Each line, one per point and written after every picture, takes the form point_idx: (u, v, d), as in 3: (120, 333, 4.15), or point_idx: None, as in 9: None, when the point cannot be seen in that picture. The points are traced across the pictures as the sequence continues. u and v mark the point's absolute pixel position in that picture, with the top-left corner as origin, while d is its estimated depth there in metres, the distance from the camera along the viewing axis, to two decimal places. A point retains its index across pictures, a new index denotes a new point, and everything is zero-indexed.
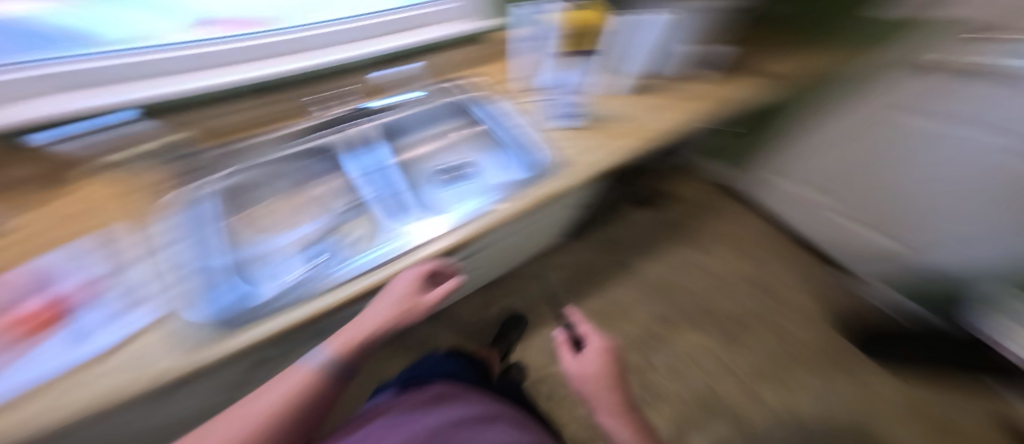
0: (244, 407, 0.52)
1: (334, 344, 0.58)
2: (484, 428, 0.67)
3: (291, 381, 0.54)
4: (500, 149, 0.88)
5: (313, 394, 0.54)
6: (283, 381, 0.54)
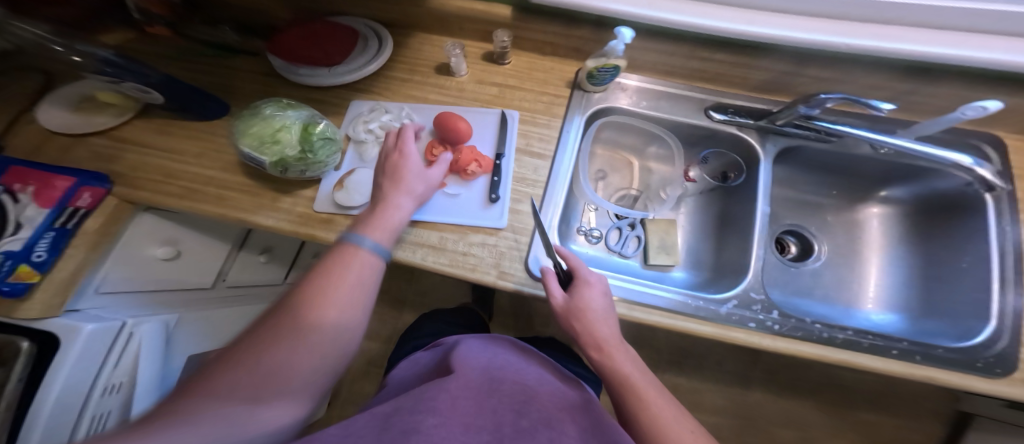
0: (291, 313, 0.41)
1: (373, 231, 0.47)
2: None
3: (344, 267, 0.44)
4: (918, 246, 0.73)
5: (375, 295, 0.46)
6: (330, 304, 0.42)
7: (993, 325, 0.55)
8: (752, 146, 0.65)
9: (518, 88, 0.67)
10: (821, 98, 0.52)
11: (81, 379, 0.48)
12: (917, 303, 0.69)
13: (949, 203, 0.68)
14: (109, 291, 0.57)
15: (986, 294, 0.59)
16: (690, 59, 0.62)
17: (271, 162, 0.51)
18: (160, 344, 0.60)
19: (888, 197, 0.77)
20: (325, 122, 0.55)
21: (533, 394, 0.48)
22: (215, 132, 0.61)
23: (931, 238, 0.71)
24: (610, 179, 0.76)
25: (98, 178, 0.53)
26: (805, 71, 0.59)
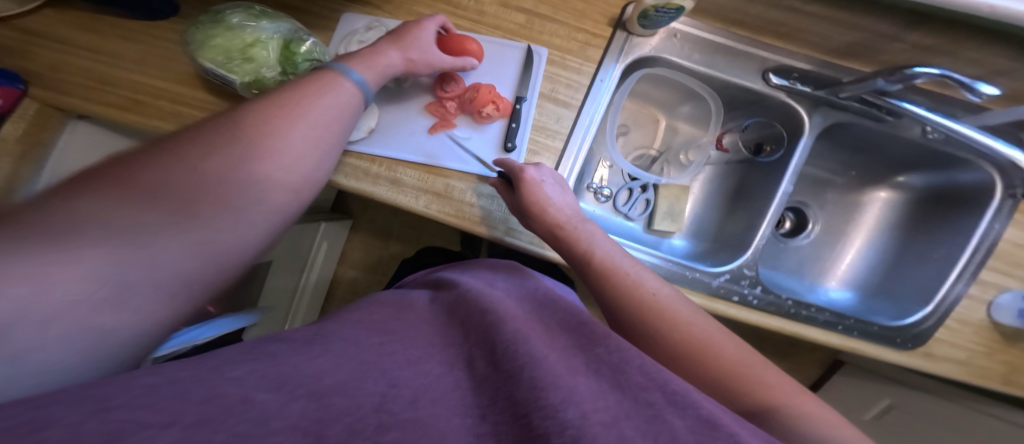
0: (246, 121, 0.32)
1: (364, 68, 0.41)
2: (485, 370, 0.26)
3: (320, 90, 0.37)
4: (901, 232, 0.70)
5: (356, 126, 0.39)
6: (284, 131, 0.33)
7: (928, 308, 0.56)
8: (801, 117, 0.58)
9: (551, 19, 0.56)
10: (913, 72, 0.46)
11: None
12: (872, 283, 0.67)
13: (958, 198, 0.62)
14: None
15: (940, 283, 0.58)
16: (769, 10, 0.52)
17: (242, 83, 0.40)
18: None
19: (902, 184, 0.69)
20: (314, 40, 0.44)
21: (488, 290, 0.35)
22: (169, 39, 0.46)
23: (921, 227, 0.66)
24: (629, 135, 0.69)
25: (5, 75, 0.41)
26: (905, 37, 0.51)
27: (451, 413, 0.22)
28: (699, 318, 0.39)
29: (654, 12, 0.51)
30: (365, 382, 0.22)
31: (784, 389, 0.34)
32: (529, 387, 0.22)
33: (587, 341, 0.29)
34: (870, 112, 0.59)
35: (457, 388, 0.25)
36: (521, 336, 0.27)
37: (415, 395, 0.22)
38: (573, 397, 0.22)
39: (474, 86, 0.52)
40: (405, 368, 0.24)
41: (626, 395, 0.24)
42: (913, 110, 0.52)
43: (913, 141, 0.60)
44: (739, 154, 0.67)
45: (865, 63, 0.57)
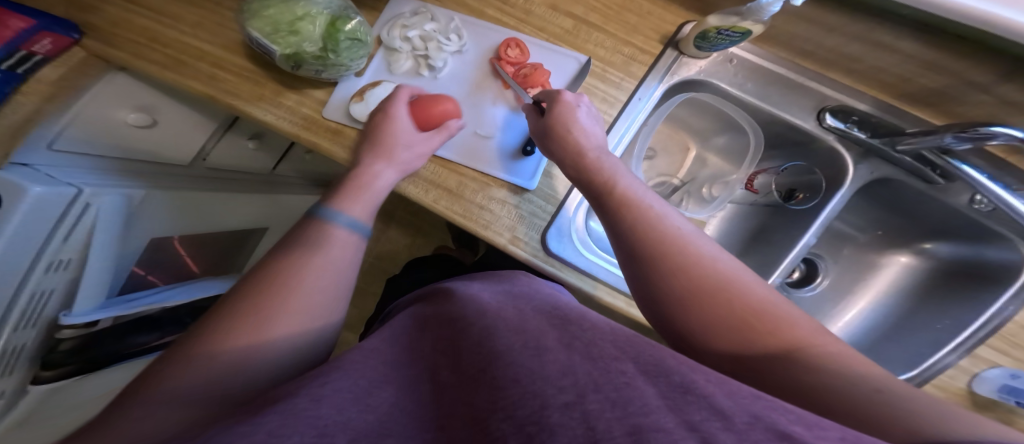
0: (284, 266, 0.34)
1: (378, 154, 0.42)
2: (447, 379, 0.26)
3: (334, 223, 0.38)
4: (925, 296, 0.63)
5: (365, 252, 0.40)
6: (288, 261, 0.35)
7: (909, 372, 0.53)
8: (846, 167, 0.56)
9: (599, 28, 0.54)
10: (990, 131, 0.40)
11: (20, 253, 0.39)
12: (868, 344, 0.63)
13: (980, 273, 0.57)
14: (64, 149, 0.45)
15: (931, 351, 0.54)
16: (849, 44, 0.48)
17: (282, 55, 0.39)
18: (120, 221, 0.49)
19: (927, 252, 0.64)
20: (360, 18, 0.43)
21: (459, 297, 0.35)
22: (222, 6, 0.47)
23: (935, 298, 0.62)
24: (655, 160, 0.67)
25: (64, 24, 0.44)
26: (994, 90, 0.46)
27: (411, 432, 0.22)
28: (721, 259, 0.35)
29: (716, 34, 0.48)
30: (294, 432, 0.18)
31: (815, 336, 0.30)
32: (486, 392, 0.22)
33: (557, 323, 0.28)
34: (922, 170, 0.53)
35: (418, 402, 0.25)
36: (485, 333, 0.27)
37: (370, 420, 0.21)
38: (527, 390, 0.21)
39: (534, 64, 0.51)
40: (355, 399, 0.23)
41: (592, 365, 0.22)
42: (971, 174, 0.47)
43: (958, 209, 0.55)
44: (769, 197, 0.63)
45: (935, 113, 0.53)
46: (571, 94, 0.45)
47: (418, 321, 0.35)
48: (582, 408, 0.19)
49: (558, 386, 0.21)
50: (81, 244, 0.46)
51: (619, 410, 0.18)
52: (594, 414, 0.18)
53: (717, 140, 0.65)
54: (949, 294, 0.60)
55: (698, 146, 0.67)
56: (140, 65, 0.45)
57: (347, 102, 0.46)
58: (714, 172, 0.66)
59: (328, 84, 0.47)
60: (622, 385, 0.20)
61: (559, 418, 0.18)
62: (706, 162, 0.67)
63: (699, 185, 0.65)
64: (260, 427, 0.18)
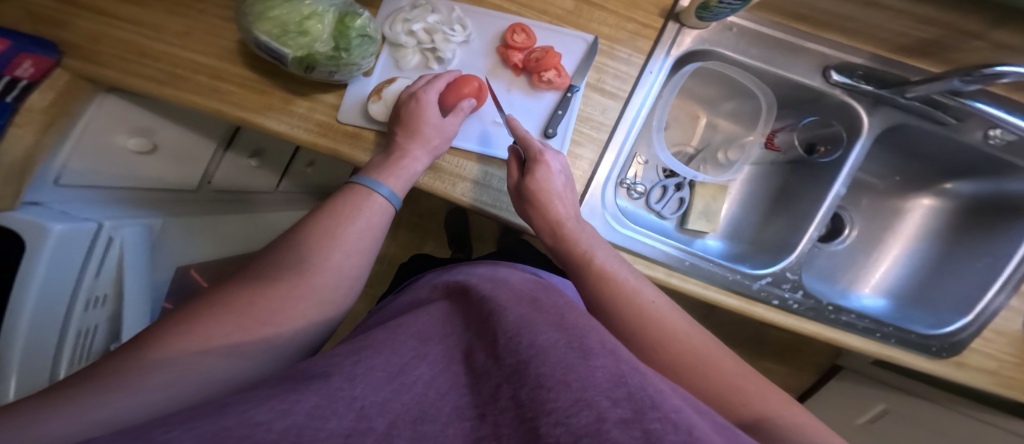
0: (302, 250, 0.37)
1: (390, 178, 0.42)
2: (487, 366, 0.25)
3: (355, 210, 0.40)
4: (951, 239, 0.67)
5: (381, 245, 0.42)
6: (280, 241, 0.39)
7: (966, 318, 0.55)
8: (859, 116, 0.56)
9: (600, 7, 0.53)
10: (996, 71, 0.40)
11: (60, 291, 0.40)
12: (907, 291, 0.66)
13: (1006, 206, 0.60)
14: (70, 183, 0.46)
15: (979, 292, 0.57)
16: (842, 4, 0.49)
17: (293, 57, 0.40)
18: (146, 253, 0.51)
19: (949, 191, 0.68)
20: (366, 15, 0.43)
21: (490, 283, 0.36)
22: (208, 15, 0.45)
23: (963, 236, 0.65)
24: (669, 130, 0.68)
25: (41, 44, 0.41)
26: (987, 35, 0.47)
27: (447, 417, 0.22)
28: (687, 329, 0.39)
29: (716, 4, 0.46)
30: (333, 414, 0.19)
31: (766, 394, 0.35)
32: (531, 387, 0.21)
33: (593, 328, 0.28)
34: (932, 114, 0.55)
35: (454, 387, 0.24)
36: (523, 325, 0.27)
37: (407, 402, 0.22)
38: (576, 396, 0.20)
39: (544, 47, 0.50)
40: (389, 377, 0.23)
41: (641, 382, 0.22)
42: (988, 110, 0.47)
43: (975, 146, 0.57)
44: (792, 153, 0.64)
45: (934, 62, 0.54)
46: (550, 152, 0.45)
47: (447, 304, 0.34)
48: (641, 426, 0.19)
49: (611, 398, 0.20)
50: (112, 279, 0.48)
51: (681, 433, 0.18)
52: (656, 434, 0.18)
53: (724, 106, 0.66)
54: (969, 239, 0.64)
55: (707, 112, 0.68)
56: (134, 83, 0.43)
57: (363, 101, 0.47)
58: (724, 137, 0.67)
59: (339, 87, 0.47)
60: (680, 411, 0.20)
61: (621, 435, 0.18)
62: (714, 128, 0.68)
63: (716, 150, 0.66)
64: (299, 407, 0.18)
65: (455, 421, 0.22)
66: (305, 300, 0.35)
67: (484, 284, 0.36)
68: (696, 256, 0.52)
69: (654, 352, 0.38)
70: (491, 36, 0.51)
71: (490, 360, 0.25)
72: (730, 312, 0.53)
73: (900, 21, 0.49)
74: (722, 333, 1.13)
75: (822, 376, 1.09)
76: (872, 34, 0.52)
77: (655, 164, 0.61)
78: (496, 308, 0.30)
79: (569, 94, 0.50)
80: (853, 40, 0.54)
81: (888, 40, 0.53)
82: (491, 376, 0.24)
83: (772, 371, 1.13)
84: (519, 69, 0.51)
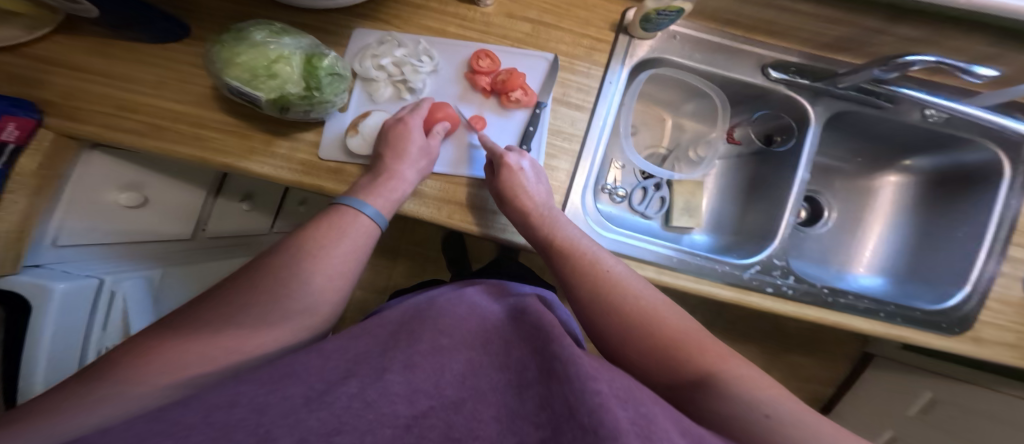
0: (286, 277, 0.37)
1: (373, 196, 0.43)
2: (427, 385, 0.26)
3: (336, 233, 0.41)
4: (927, 213, 0.70)
5: (365, 265, 0.42)
6: (266, 263, 0.39)
7: (966, 290, 0.57)
8: (807, 109, 0.60)
9: (556, 27, 0.55)
10: (907, 60, 0.46)
11: (69, 343, 0.47)
12: (903, 267, 0.69)
13: (968, 176, 0.65)
14: (67, 242, 0.49)
15: (969, 264, 0.59)
16: (764, 11, 0.54)
17: (267, 100, 0.41)
18: (146, 299, 0.59)
19: (910, 167, 0.72)
20: (333, 54, 0.45)
21: (444, 308, 0.36)
22: (181, 62, 0.47)
23: (938, 207, 0.69)
24: (639, 135, 0.72)
25: (21, 106, 0.42)
26: (891, 30, 0.53)
27: (369, 425, 0.22)
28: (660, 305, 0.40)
29: (656, 16, 0.51)
30: (228, 442, 0.19)
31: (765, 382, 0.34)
32: (466, 419, 0.24)
33: (540, 341, 0.31)
34: (871, 100, 0.60)
35: (384, 394, 0.24)
36: (470, 367, 0.29)
37: (325, 418, 0.21)
38: (505, 429, 0.24)
39: (508, 69, 0.52)
40: (308, 401, 0.23)
41: (567, 393, 0.25)
42: (912, 95, 0.53)
43: (914, 125, 0.62)
44: (752, 145, 0.68)
45: (852, 57, 0.58)
46: (512, 153, 0.47)
47: (402, 321, 0.35)
48: (556, 443, 0.22)
49: (534, 423, 0.25)
50: (117, 329, 0.55)
51: (590, 440, 0.21)
52: None
53: (687, 106, 0.69)
54: (949, 210, 0.67)
55: (674, 114, 0.71)
56: (115, 136, 0.44)
57: (342, 136, 0.48)
58: (692, 135, 0.71)
59: (317, 125, 0.48)
60: (592, 412, 0.22)
61: None
62: (681, 128, 0.72)
63: (688, 148, 0.69)
64: (187, 442, 0.18)
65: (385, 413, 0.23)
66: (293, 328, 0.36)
67: (448, 307, 0.37)
68: (685, 253, 0.54)
69: (632, 344, 0.38)
70: (458, 64, 0.53)
71: (438, 385, 0.26)
72: (727, 304, 0.54)
73: (820, 21, 0.53)
74: (729, 325, 1.15)
75: (857, 365, 1.12)
76: (797, 36, 0.57)
77: (632, 167, 0.64)
78: (453, 342, 0.31)
79: (538, 111, 0.52)
80: (784, 42, 0.58)
81: (814, 40, 0.57)
82: (433, 400, 0.25)
83: (798, 364, 1.15)
84: (488, 92, 0.53)
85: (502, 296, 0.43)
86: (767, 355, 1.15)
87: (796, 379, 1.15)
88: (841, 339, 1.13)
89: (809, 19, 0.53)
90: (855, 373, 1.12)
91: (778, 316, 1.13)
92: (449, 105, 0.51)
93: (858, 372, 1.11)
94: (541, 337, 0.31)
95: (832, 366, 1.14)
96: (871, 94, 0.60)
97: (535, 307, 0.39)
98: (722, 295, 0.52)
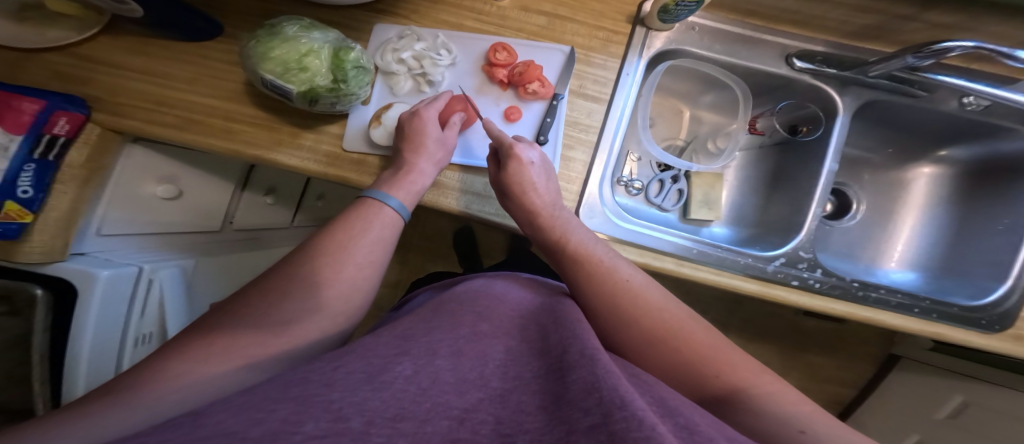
0: (311, 263, 0.38)
1: (399, 190, 0.44)
2: (473, 374, 0.26)
3: (366, 222, 0.42)
4: (961, 206, 0.68)
5: (392, 253, 0.43)
6: (295, 254, 0.40)
7: (1006, 285, 0.55)
8: (834, 99, 0.58)
9: (571, 20, 0.55)
10: (943, 46, 0.44)
11: (112, 325, 0.49)
12: (937, 262, 0.66)
13: (1010, 167, 0.61)
14: (110, 232, 0.53)
15: (1012, 257, 0.56)
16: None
17: (298, 93, 0.43)
18: (180, 289, 0.62)
19: (945, 158, 0.69)
20: (358, 48, 0.47)
21: (482, 297, 0.37)
22: (213, 59, 0.49)
23: (976, 198, 0.66)
24: (655, 128, 0.71)
25: (71, 100, 0.44)
26: (922, 17, 0.51)
27: (426, 414, 0.22)
28: (672, 309, 0.40)
29: (675, 6, 0.50)
30: (309, 416, 0.19)
31: (795, 399, 0.34)
32: (513, 412, 0.25)
33: (577, 333, 0.31)
34: (902, 88, 0.58)
35: (436, 383, 0.25)
36: (508, 360, 0.29)
37: (386, 400, 0.22)
38: (552, 419, 0.24)
39: (525, 61, 0.53)
40: (369, 379, 0.24)
41: (612, 386, 0.24)
42: (952, 83, 0.51)
43: (951, 113, 0.60)
44: (775, 135, 0.66)
45: (882, 44, 0.56)
46: (523, 143, 0.47)
47: (437, 308, 0.36)
48: (606, 429, 0.21)
49: (582, 408, 0.23)
50: (155, 316, 0.58)
51: (642, 429, 0.19)
52: (619, 433, 0.20)
53: (705, 98, 0.68)
54: (985, 204, 0.64)
55: (691, 105, 0.70)
56: (153, 130, 0.47)
57: (365, 128, 0.50)
58: (710, 127, 0.70)
59: (341, 117, 0.50)
60: (642, 409, 0.21)
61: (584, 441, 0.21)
62: (698, 120, 0.71)
63: (706, 140, 0.68)
64: (275, 414, 0.19)
65: (438, 402, 0.23)
66: (318, 311, 0.37)
67: (478, 298, 0.37)
68: (704, 244, 0.53)
69: (655, 349, 0.37)
70: (474, 58, 0.54)
71: (479, 376, 0.27)
72: (750, 297, 0.53)
73: (850, 8, 0.52)
74: (747, 324, 1.12)
75: (880, 367, 1.08)
76: (824, 24, 0.55)
77: (648, 159, 0.64)
78: (485, 334, 0.31)
79: (555, 102, 0.53)
80: (809, 30, 0.57)
81: (841, 28, 0.55)
82: (479, 392, 0.25)
83: (820, 365, 1.11)
84: (505, 84, 0.54)
85: (533, 289, 0.43)
86: (787, 355, 1.12)
87: (818, 380, 1.12)
88: (866, 340, 1.10)
89: (836, 6, 0.52)
90: (878, 374, 1.08)
91: (799, 314, 1.10)
92: (464, 97, 0.51)
93: (880, 374, 1.07)
94: (576, 332, 0.31)
95: (857, 368, 1.11)
96: (904, 82, 0.58)
97: (564, 303, 0.39)
98: (743, 287, 0.51)
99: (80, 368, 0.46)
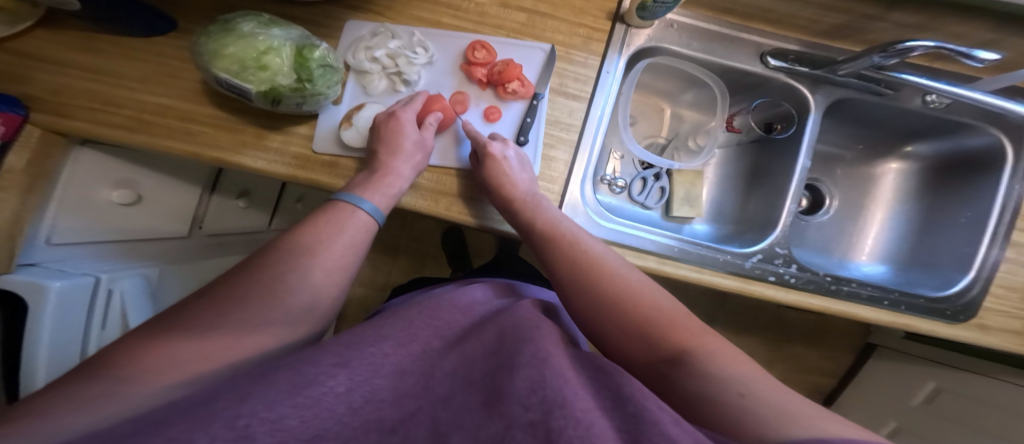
0: (275, 271, 0.36)
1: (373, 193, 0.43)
2: (414, 390, 0.26)
3: (337, 228, 0.41)
4: (928, 200, 0.70)
5: (364, 259, 0.42)
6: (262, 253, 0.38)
7: (969, 276, 0.57)
8: (806, 96, 0.59)
9: (551, 17, 0.54)
10: (906, 46, 0.45)
11: (69, 339, 0.46)
12: (907, 254, 0.69)
13: (969, 161, 0.64)
14: (61, 241, 0.49)
15: (973, 248, 0.59)
16: None
17: (258, 93, 0.40)
18: (144, 298, 0.58)
19: (911, 154, 0.71)
20: (325, 46, 0.44)
21: (443, 310, 0.36)
22: (169, 56, 0.46)
23: (939, 192, 0.69)
24: (637, 125, 0.71)
25: (5, 102, 0.41)
26: (889, 16, 0.52)
27: (352, 432, 0.21)
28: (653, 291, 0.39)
29: (652, 4, 0.50)
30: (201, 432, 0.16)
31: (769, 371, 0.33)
32: (453, 414, 0.24)
33: (529, 336, 0.30)
34: (871, 86, 0.59)
35: (370, 401, 0.23)
36: (460, 368, 0.29)
37: (307, 419, 0.20)
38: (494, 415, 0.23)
39: (504, 60, 0.51)
40: (292, 391, 0.20)
41: (558, 385, 0.24)
42: (915, 80, 0.52)
43: (916, 111, 0.62)
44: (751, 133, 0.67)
45: (852, 43, 0.58)
46: (498, 143, 0.47)
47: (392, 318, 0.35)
48: (545, 425, 0.21)
49: (524, 404, 0.23)
50: (116, 327, 0.54)
51: (578, 429, 0.20)
52: (556, 430, 0.20)
53: (685, 96, 0.68)
54: (956, 189, 0.66)
55: (672, 103, 0.71)
56: (100, 132, 0.44)
57: (336, 129, 0.48)
58: (691, 124, 0.70)
59: (310, 118, 0.47)
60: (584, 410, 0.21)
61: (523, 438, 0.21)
62: (679, 118, 0.71)
63: (687, 138, 0.69)
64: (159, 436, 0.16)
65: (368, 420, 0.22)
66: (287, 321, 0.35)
67: (439, 307, 0.36)
68: (686, 241, 0.53)
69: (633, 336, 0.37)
70: (452, 56, 0.53)
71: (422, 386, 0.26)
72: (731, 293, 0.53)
73: (819, 7, 0.52)
74: (731, 317, 1.15)
75: (859, 356, 1.12)
76: (795, 22, 0.56)
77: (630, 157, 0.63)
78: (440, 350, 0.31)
79: (535, 102, 0.52)
80: (782, 28, 0.57)
81: (812, 27, 0.56)
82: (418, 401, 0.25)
83: (801, 354, 1.15)
84: (485, 83, 0.53)
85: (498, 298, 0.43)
86: (769, 346, 1.15)
87: (799, 369, 1.15)
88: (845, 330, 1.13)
89: (807, 5, 0.53)
90: (856, 363, 1.12)
91: (781, 307, 1.13)
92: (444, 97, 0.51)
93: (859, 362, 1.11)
94: (527, 333, 0.31)
95: (836, 357, 1.14)
96: (873, 80, 0.59)
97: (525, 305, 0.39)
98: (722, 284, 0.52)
99: (37, 372, 0.42)
